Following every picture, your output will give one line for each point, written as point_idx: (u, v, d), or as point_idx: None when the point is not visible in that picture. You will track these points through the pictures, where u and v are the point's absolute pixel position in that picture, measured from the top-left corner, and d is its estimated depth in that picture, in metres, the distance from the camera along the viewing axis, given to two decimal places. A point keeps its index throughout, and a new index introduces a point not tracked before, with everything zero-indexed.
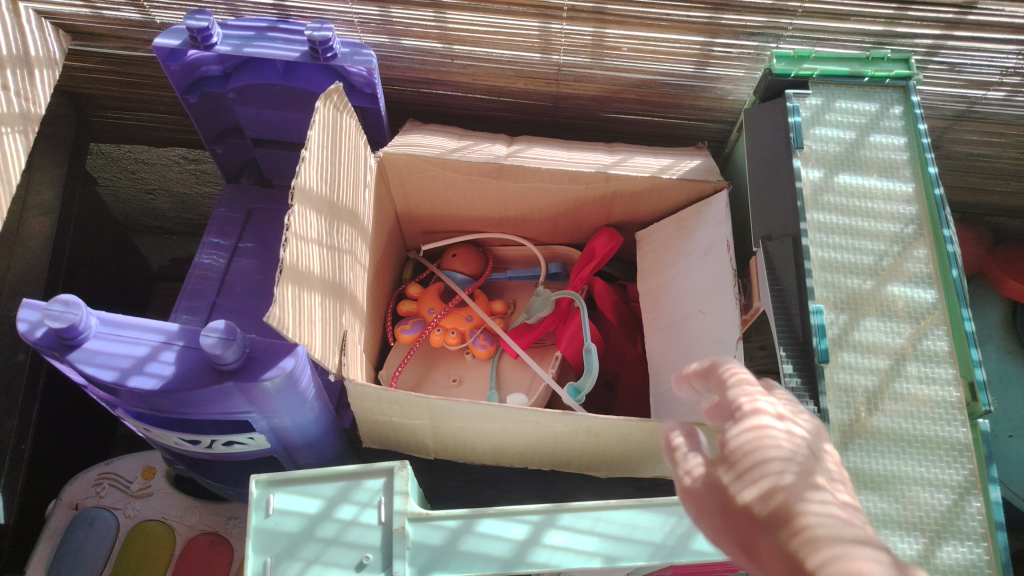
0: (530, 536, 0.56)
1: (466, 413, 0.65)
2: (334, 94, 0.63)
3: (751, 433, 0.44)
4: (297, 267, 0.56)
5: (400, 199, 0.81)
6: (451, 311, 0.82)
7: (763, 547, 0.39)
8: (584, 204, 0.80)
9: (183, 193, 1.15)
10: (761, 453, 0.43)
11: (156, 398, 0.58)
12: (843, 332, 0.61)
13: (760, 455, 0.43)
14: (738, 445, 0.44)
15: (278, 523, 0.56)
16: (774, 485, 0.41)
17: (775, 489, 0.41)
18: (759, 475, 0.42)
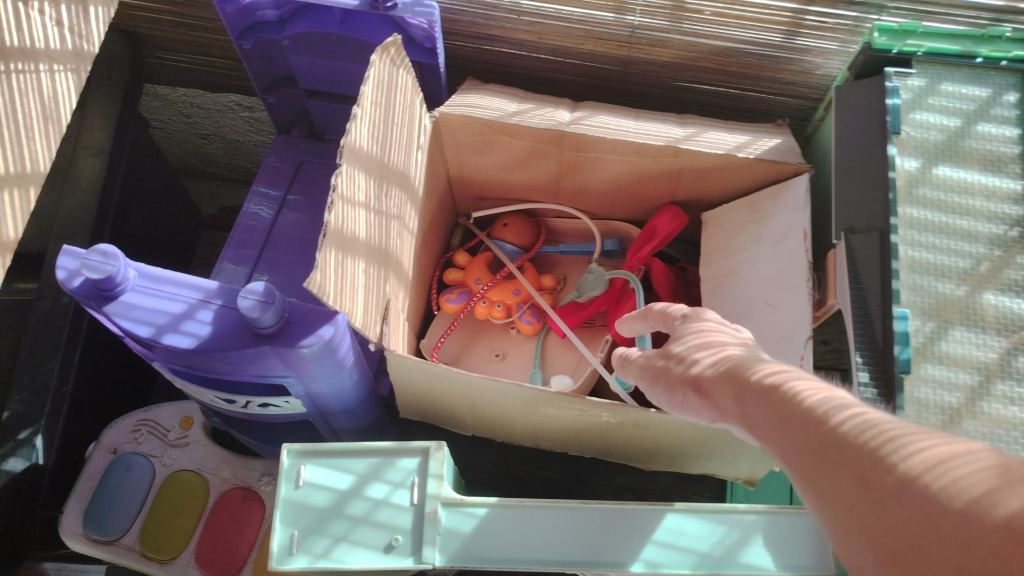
0: (567, 533, 0.52)
1: (509, 395, 0.62)
2: (392, 47, 0.59)
3: (690, 323, 0.49)
4: (342, 231, 0.53)
5: (453, 162, 0.77)
6: (498, 284, 0.79)
7: (717, 393, 0.42)
8: (648, 178, 0.74)
9: (236, 140, 1.12)
10: (697, 334, 0.47)
11: (191, 358, 0.56)
12: (928, 342, 0.55)
13: (698, 330, 0.47)
14: (677, 334, 0.48)
15: (308, 496, 0.54)
16: (717, 349, 0.45)
17: (718, 352, 0.44)
18: (699, 347, 0.46)
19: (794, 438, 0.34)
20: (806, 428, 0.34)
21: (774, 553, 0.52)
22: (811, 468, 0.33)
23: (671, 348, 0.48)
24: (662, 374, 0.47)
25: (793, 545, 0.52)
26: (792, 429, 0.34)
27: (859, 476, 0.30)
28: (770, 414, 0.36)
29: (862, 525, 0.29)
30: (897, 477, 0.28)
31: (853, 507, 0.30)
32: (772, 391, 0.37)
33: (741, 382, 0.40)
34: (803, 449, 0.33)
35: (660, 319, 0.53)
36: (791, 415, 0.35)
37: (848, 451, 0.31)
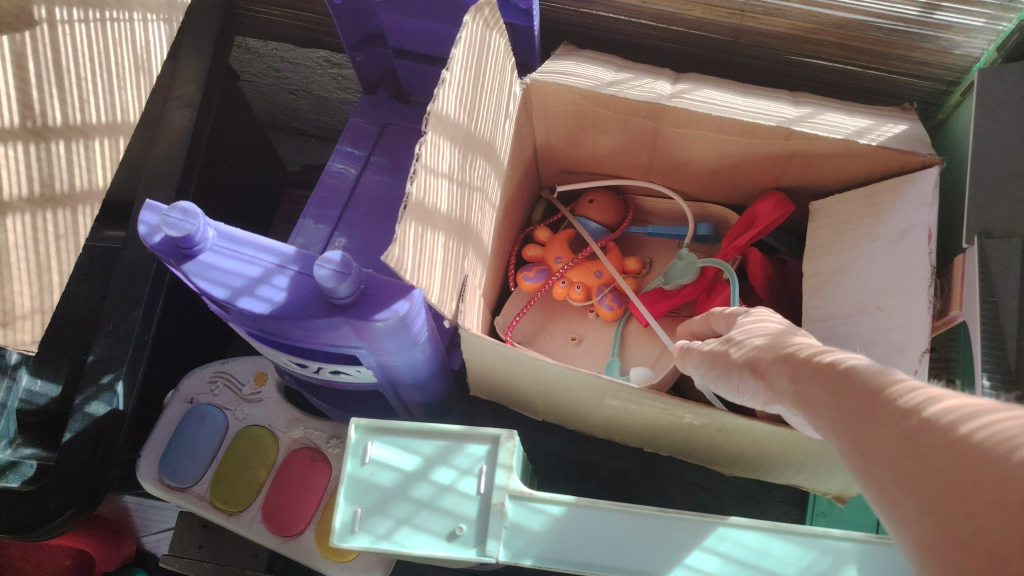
0: (639, 541, 0.49)
1: (587, 386, 0.59)
2: (486, 7, 0.55)
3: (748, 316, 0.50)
4: (423, 203, 0.50)
5: (542, 132, 0.73)
6: (580, 264, 0.75)
7: (770, 371, 0.43)
8: (753, 161, 0.69)
9: (324, 97, 1.11)
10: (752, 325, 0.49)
11: (265, 323, 0.55)
12: None
13: (759, 321, 0.49)
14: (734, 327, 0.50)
15: (373, 474, 0.52)
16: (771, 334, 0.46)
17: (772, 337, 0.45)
18: (751, 335, 0.47)
19: (838, 408, 0.35)
20: (859, 396, 0.34)
21: None
22: (858, 431, 0.33)
23: (728, 335, 0.49)
24: (721, 358, 0.48)
25: None
26: (843, 396, 0.35)
27: (905, 438, 0.31)
28: (815, 388, 0.38)
29: (911, 483, 0.30)
30: (941, 435, 0.29)
31: (901, 469, 0.30)
32: (820, 367, 0.38)
33: (789, 363, 0.41)
34: (848, 419, 0.34)
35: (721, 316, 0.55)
36: (835, 388, 0.36)
37: (896, 413, 0.32)
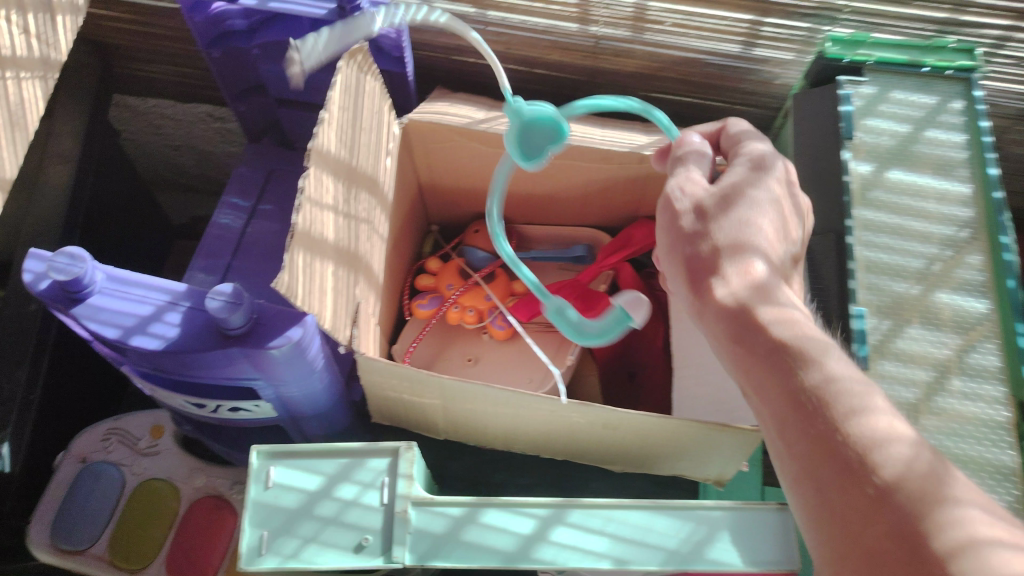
0: (535, 531, 0.52)
1: (478, 396, 0.62)
2: (359, 53, 0.60)
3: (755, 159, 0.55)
4: (310, 233, 0.54)
5: (425, 170, 0.78)
6: (470, 289, 0.80)
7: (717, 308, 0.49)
8: (616, 184, 0.76)
9: (209, 151, 1.12)
10: (752, 189, 0.52)
11: (158, 360, 0.56)
12: (884, 339, 0.57)
13: (731, 200, 0.52)
14: (737, 170, 0.54)
15: (277, 497, 0.54)
16: (729, 239, 0.51)
17: (730, 244, 0.50)
18: (731, 205, 0.52)
19: (779, 399, 0.44)
20: (823, 430, 0.41)
21: (741, 549, 0.51)
22: (817, 461, 0.41)
23: (698, 208, 0.52)
24: (674, 227, 0.53)
25: (759, 540, 0.51)
26: (805, 421, 0.42)
27: (854, 489, 0.39)
28: (799, 421, 0.42)
29: (816, 492, 0.41)
30: (858, 467, 0.39)
31: (846, 515, 0.39)
32: (768, 346, 0.46)
33: (739, 315, 0.48)
34: (784, 415, 0.43)
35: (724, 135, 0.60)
36: (778, 378, 0.44)
37: (853, 464, 0.40)
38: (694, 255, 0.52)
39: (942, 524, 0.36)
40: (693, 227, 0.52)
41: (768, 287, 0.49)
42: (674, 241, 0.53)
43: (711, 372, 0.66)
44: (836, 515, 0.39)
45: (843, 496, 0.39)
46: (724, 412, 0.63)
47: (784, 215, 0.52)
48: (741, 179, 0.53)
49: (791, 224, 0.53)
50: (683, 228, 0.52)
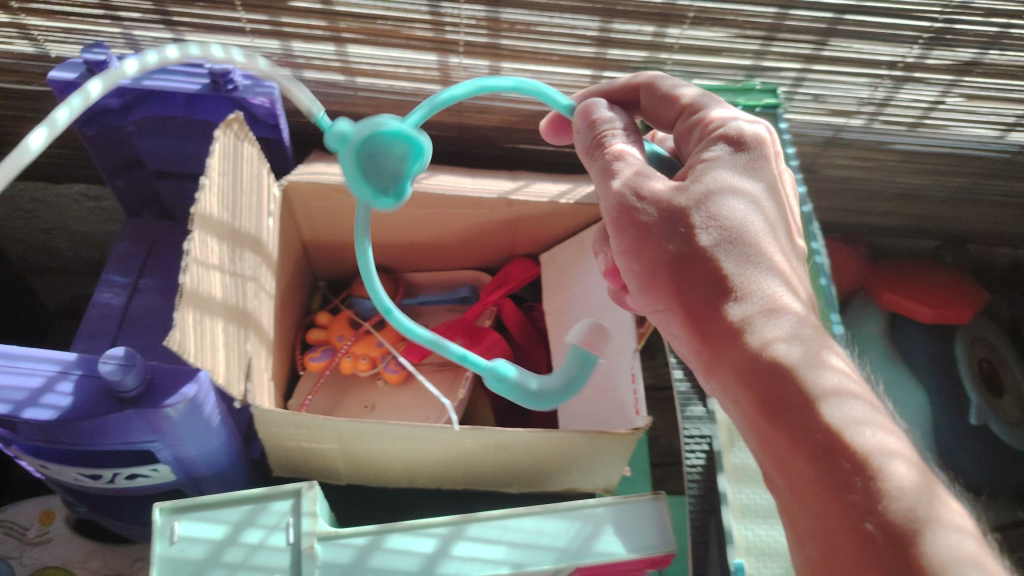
0: (437, 548, 0.56)
1: (375, 435, 0.65)
2: (234, 122, 0.64)
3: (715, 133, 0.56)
4: (197, 292, 0.56)
5: (307, 228, 0.82)
6: (361, 339, 0.84)
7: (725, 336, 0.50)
8: (490, 228, 0.83)
9: (84, 232, 1.10)
10: (737, 188, 0.54)
11: (52, 432, 0.57)
12: None
13: (713, 205, 0.52)
14: (711, 155, 0.55)
15: (183, 550, 0.55)
16: (719, 248, 0.52)
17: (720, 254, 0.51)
18: (716, 212, 0.52)
19: (789, 436, 0.46)
20: (842, 488, 0.43)
21: (623, 539, 0.57)
22: (836, 517, 0.43)
23: (678, 210, 0.52)
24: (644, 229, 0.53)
25: (638, 529, 0.57)
26: (825, 475, 0.44)
27: (870, 547, 0.41)
28: (818, 473, 0.44)
29: (825, 534, 0.44)
30: (869, 512, 0.42)
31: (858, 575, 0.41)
32: (784, 392, 0.47)
33: (749, 354, 0.49)
34: (780, 434, 0.46)
35: (662, 96, 0.60)
36: (794, 430, 0.46)
37: (871, 526, 0.42)
38: (674, 262, 0.52)
39: (925, 540, 0.41)
40: (669, 234, 0.52)
41: (778, 315, 0.50)
42: (645, 243, 0.53)
43: (590, 387, 0.73)
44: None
45: (863, 559, 0.41)
46: (603, 421, 0.70)
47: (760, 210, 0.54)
48: (720, 178, 0.53)
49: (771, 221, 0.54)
50: (661, 233, 0.52)
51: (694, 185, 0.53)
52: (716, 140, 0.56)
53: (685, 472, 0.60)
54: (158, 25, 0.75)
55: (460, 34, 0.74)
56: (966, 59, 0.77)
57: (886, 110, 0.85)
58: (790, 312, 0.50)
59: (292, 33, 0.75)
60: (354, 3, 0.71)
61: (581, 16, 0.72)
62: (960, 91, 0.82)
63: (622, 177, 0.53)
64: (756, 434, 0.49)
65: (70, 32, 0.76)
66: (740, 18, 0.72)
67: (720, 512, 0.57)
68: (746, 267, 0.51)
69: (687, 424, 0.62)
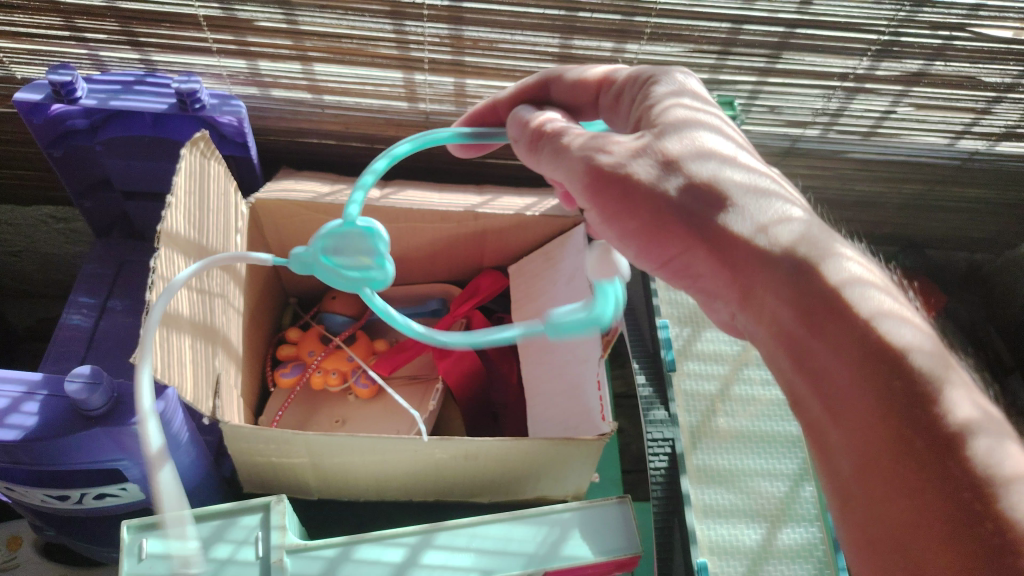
0: (407, 558, 0.57)
1: (345, 448, 0.66)
2: (201, 141, 0.64)
3: (639, 85, 0.56)
4: (164, 309, 0.56)
5: (276, 245, 0.83)
6: (331, 354, 0.84)
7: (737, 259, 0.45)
8: (458, 241, 0.84)
9: (51, 255, 1.09)
10: (712, 126, 0.51)
11: (17, 453, 0.57)
12: (687, 344, 0.74)
13: (690, 140, 0.49)
14: (661, 101, 0.53)
15: (151, 568, 0.54)
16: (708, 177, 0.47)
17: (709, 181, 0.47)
18: (698, 145, 0.49)
19: (824, 349, 0.39)
20: (884, 396, 0.36)
21: (590, 542, 0.58)
22: (878, 429, 0.35)
23: (650, 147, 0.49)
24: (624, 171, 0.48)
25: (604, 532, 0.58)
26: (862, 385, 0.37)
27: (920, 458, 0.34)
28: (854, 383, 0.37)
29: (861, 452, 0.36)
30: (917, 419, 0.35)
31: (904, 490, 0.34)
32: (814, 296, 0.41)
33: (777, 270, 0.43)
34: (814, 348, 0.40)
35: (577, 81, 0.60)
36: (832, 338, 0.39)
37: (919, 435, 0.34)
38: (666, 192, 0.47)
39: (980, 448, 0.34)
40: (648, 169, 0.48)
41: (801, 232, 0.44)
42: (628, 186, 0.48)
43: (558, 396, 0.75)
44: (891, 500, 0.34)
45: (906, 469, 0.34)
46: (571, 428, 0.71)
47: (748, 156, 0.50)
48: (678, 114, 0.51)
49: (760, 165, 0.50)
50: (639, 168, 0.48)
51: (660, 127, 0.50)
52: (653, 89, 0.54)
53: (649, 476, 0.64)
54: (124, 46, 0.75)
55: (424, 51, 0.76)
56: (913, 70, 0.80)
57: (840, 120, 0.88)
58: (811, 231, 0.44)
59: (258, 52, 0.76)
60: (318, 22, 0.72)
61: (541, 33, 0.74)
62: (909, 101, 0.85)
63: (580, 147, 0.51)
64: (787, 356, 0.42)
65: (35, 54, 0.76)
66: (696, 34, 0.74)
67: (684, 515, 0.62)
68: (750, 191, 0.46)
69: (650, 427, 0.66)
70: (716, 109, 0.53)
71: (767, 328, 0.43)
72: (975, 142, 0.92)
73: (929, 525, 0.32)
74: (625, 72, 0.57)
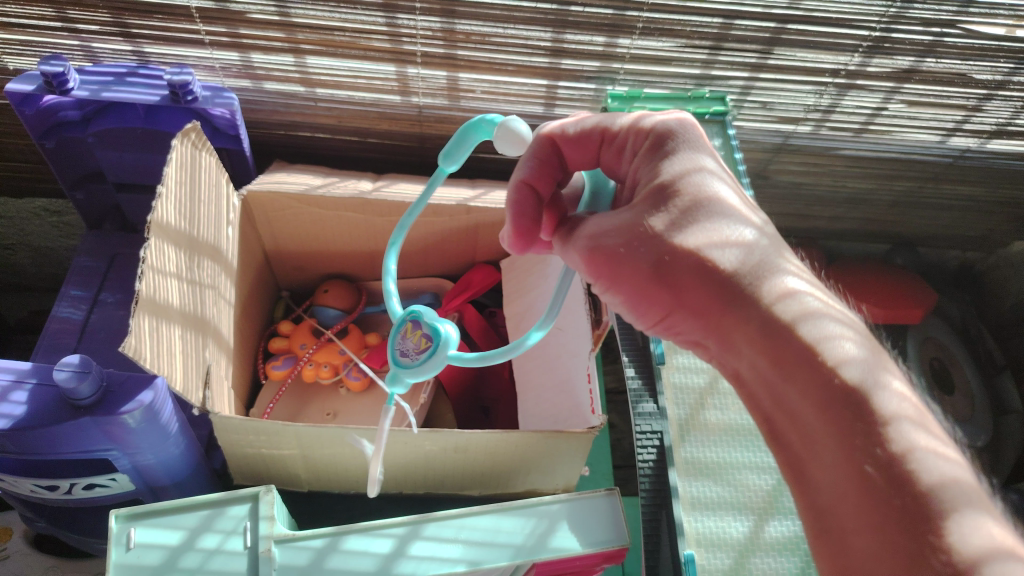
0: (394, 549, 0.57)
1: (334, 440, 0.65)
2: (192, 131, 0.64)
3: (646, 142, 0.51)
4: (153, 300, 0.56)
5: (268, 238, 0.83)
6: (324, 347, 0.85)
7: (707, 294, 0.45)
8: (450, 235, 0.84)
9: (44, 248, 1.08)
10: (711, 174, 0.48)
11: (5, 441, 0.58)
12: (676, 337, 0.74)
13: (682, 205, 0.46)
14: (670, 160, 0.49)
15: (140, 556, 0.55)
16: (689, 238, 0.45)
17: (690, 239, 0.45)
18: (685, 204, 0.46)
19: (791, 390, 0.40)
20: (845, 438, 0.37)
21: (578, 534, 0.58)
22: (841, 470, 0.37)
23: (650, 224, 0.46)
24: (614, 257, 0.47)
25: (593, 524, 0.59)
26: (825, 428, 0.38)
27: (874, 497, 0.35)
28: (820, 425, 0.38)
29: (825, 489, 0.37)
30: (874, 462, 0.36)
31: (863, 525, 0.35)
32: (784, 340, 0.41)
33: (752, 315, 0.43)
34: (784, 387, 0.41)
35: (578, 136, 0.54)
36: (803, 386, 0.40)
37: (874, 473, 0.36)
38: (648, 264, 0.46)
39: (937, 489, 0.34)
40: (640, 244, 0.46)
41: (769, 270, 0.44)
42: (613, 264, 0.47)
43: (549, 389, 0.75)
44: (855, 537, 0.35)
45: (868, 511, 0.35)
46: (562, 421, 0.72)
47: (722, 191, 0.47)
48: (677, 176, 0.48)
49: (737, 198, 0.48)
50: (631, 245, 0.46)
51: (655, 189, 0.48)
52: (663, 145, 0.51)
53: (637, 468, 0.65)
54: (117, 37, 0.75)
55: (416, 45, 0.76)
56: (904, 66, 0.80)
57: (831, 117, 0.88)
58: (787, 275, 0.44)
59: (251, 44, 0.76)
60: (312, 15, 0.72)
61: (533, 27, 0.74)
62: (900, 98, 0.85)
63: (579, 229, 0.50)
64: (764, 399, 0.43)
65: (27, 44, 0.76)
66: (688, 28, 0.75)
67: (671, 507, 0.62)
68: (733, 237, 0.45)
69: (638, 421, 0.67)
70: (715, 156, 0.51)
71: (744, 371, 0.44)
72: (966, 140, 0.92)
73: (889, 562, 0.34)
74: (625, 120, 0.53)
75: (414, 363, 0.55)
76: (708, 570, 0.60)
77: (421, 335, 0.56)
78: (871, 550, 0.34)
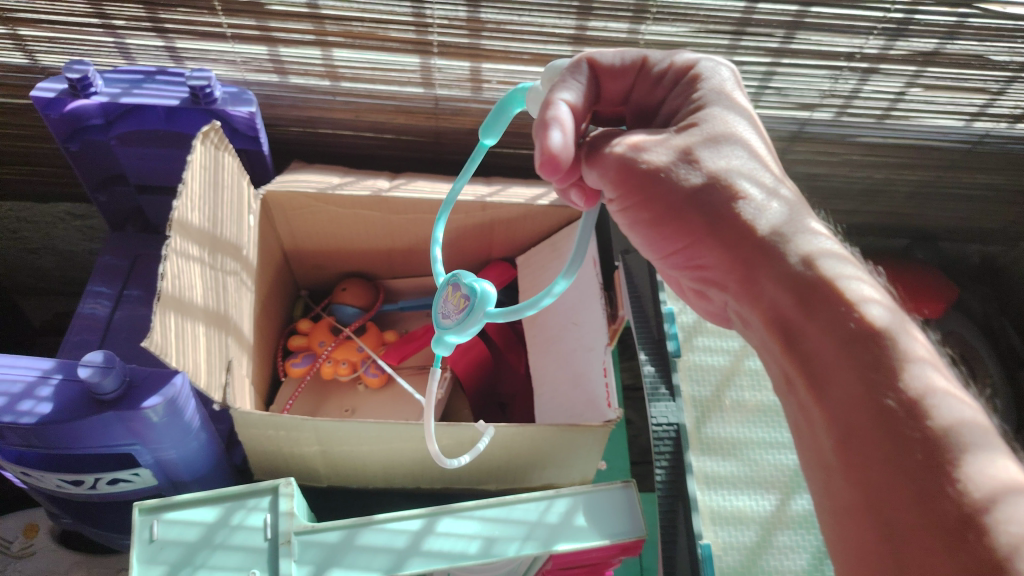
0: (424, 526, 0.58)
1: (353, 435, 0.66)
2: (213, 132, 0.64)
3: (679, 80, 0.54)
4: (176, 296, 0.57)
5: (287, 236, 0.83)
6: (341, 344, 0.85)
7: (736, 239, 0.47)
8: (464, 233, 0.85)
9: (68, 251, 1.10)
10: (742, 114, 0.52)
11: (33, 436, 0.59)
12: (696, 322, 0.75)
13: (716, 135, 0.50)
14: (707, 99, 0.52)
15: (168, 535, 0.56)
16: (716, 172, 0.48)
17: (717, 174, 0.48)
18: (718, 139, 0.50)
19: (812, 327, 0.42)
20: (866, 372, 0.38)
21: (594, 519, 0.58)
22: (857, 402, 0.38)
23: (687, 150, 0.49)
24: (640, 176, 0.49)
25: (610, 516, 0.59)
26: (844, 362, 0.39)
27: (889, 427, 0.36)
28: (838, 360, 0.40)
29: (837, 421, 0.38)
30: (892, 394, 0.37)
31: (875, 454, 0.36)
32: (810, 284, 0.43)
33: (779, 261, 0.45)
34: (803, 326, 0.42)
35: (613, 67, 0.53)
36: (826, 324, 0.41)
37: (890, 404, 0.37)
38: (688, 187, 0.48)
39: (948, 420, 0.36)
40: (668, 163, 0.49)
41: (794, 225, 0.47)
42: (644, 181, 0.49)
43: (566, 384, 0.75)
44: (869, 466, 0.36)
45: (882, 438, 0.36)
46: (579, 416, 0.72)
47: (755, 142, 0.51)
48: (716, 111, 0.51)
49: (765, 154, 0.51)
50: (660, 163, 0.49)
51: (694, 119, 0.51)
52: (696, 87, 0.53)
53: (655, 456, 0.65)
54: (149, 31, 0.76)
55: (435, 34, 0.76)
56: (925, 49, 0.80)
57: (853, 103, 0.88)
58: (809, 228, 0.47)
59: (281, 37, 0.77)
60: (338, 6, 0.73)
61: (551, 13, 0.74)
62: (921, 82, 0.85)
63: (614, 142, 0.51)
64: (778, 337, 0.44)
65: (56, 42, 0.77)
66: (703, 13, 0.75)
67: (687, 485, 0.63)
68: (761, 189, 0.48)
69: (655, 412, 0.67)
70: (748, 102, 0.53)
71: (759, 314, 0.46)
72: (988, 124, 0.91)
73: (900, 486, 0.35)
74: (661, 54, 0.54)
75: (455, 323, 0.56)
76: (726, 547, 0.61)
77: (461, 295, 0.56)
78: (884, 477, 0.35)
